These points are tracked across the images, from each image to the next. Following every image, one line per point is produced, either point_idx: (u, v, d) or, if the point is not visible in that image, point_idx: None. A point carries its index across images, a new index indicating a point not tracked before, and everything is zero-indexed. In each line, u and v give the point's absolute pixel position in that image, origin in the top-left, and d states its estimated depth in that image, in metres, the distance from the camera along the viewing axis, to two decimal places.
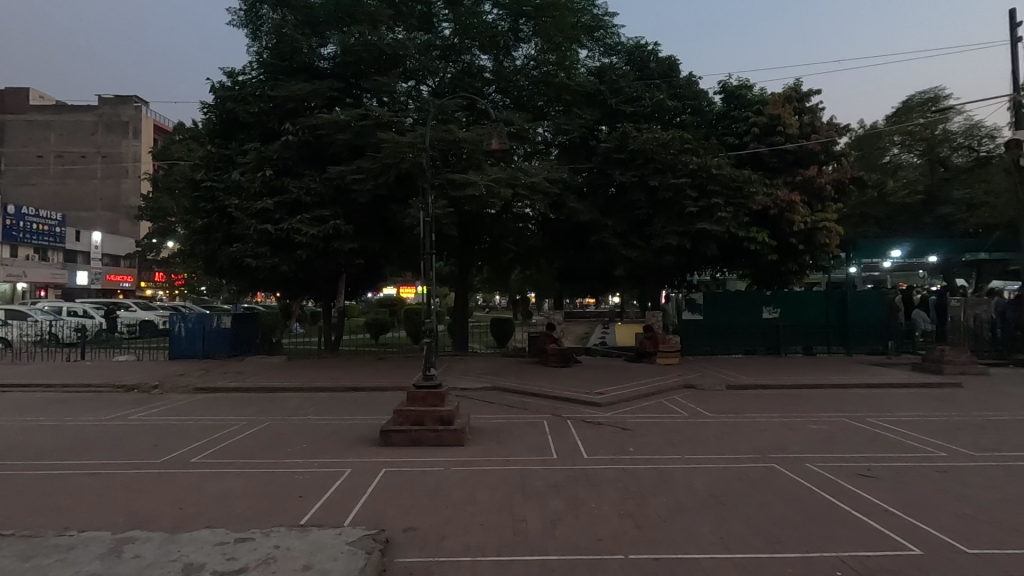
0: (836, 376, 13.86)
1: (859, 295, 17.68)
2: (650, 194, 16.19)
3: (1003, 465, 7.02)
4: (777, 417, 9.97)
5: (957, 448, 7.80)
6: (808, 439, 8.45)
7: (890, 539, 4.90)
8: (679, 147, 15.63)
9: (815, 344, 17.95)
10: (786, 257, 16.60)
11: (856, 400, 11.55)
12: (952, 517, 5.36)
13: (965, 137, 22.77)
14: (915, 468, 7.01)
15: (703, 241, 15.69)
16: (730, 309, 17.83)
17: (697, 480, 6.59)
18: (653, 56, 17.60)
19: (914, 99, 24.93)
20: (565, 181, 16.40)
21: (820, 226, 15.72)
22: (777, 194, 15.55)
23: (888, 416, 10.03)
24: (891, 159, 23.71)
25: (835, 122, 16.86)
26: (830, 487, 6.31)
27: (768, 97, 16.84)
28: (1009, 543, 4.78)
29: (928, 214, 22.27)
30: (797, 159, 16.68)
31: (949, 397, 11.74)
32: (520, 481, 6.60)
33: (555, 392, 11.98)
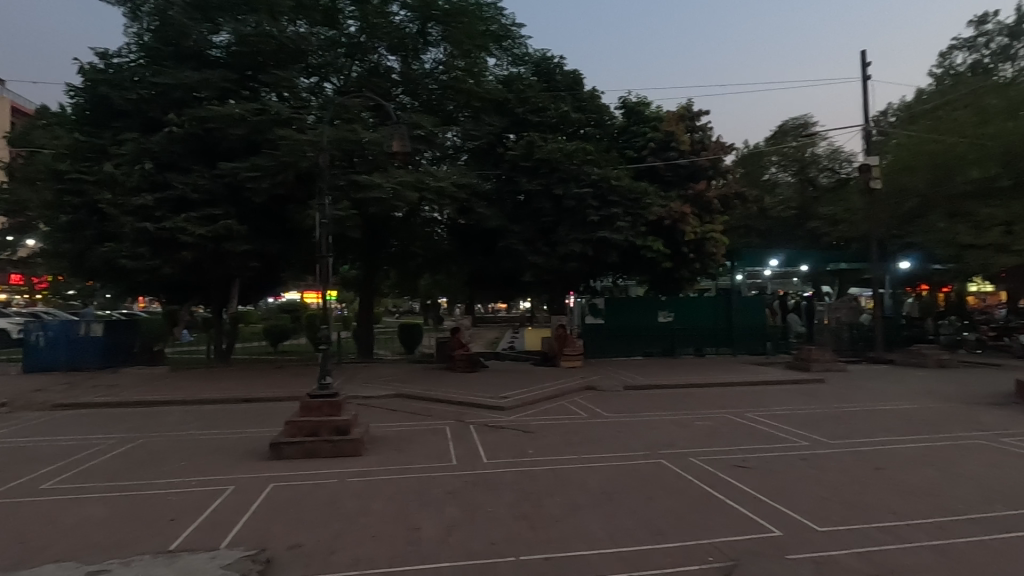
0: (722, 375, 14.99)
1: (741, 300, 19.30)
2: (556, 203, 16.64)
3: (852, 450, 7.93)
4: (668, 415, 10.61)
5: (816, 437, 8.73)
6: (694, 435, 9.05)
7: (755, 524, 5.38)
8: (583, 158, 16.22)
9: (705, 346, 19.30)
10: (679, 265, 17.66)
11: (738, 397, 12.54)
12: (809, 500, 5.96)
13: (829, 160, 25.74)
14: (782, 456, 7.74)
15: (605, 249, 16.37)
16: (629, 313, 18.77)
17: (591, 479, 6.84)
18: (558, 69, 18.25)
19: (788, 123, 27.87)
20: (473, 187, 16.47)
21: (708, 236, 16.95)
22: (671, 206, 16.62)
23: (765, 411, 11.00)
24: (770, 177, 26.66)
25: (721, 141, 18.25)
26: (709, 478, 6.80)
27: (663, 114, 17.99)
28: (852, 520, 5.40)
29: (801, 228, 24.98)
30: (689, 173, 17.83)
31: (814, 392, 13.10)
32: (418, 489, 6.50)
33: (460, 397, 11.95)
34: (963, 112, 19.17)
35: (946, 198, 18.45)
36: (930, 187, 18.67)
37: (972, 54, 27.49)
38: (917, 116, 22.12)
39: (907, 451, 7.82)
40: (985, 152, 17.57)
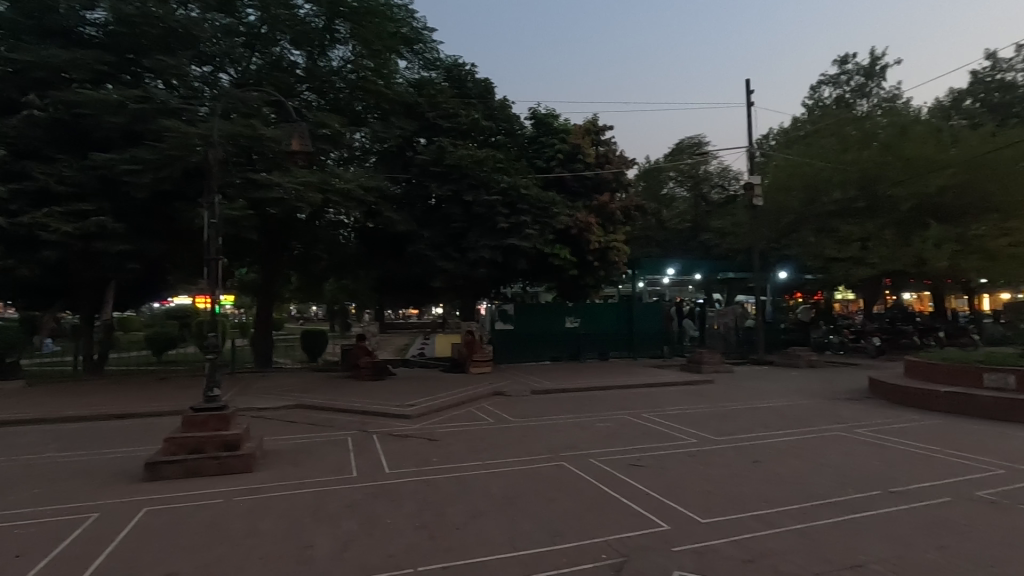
0: (623, 378, 15.71)
1: (642, 307, 20.40)
2: (466, 209, 16.68)
3: (734, 446, 8.61)
4: (571, 418, 10.93)
5: (704, 435, 9.41)
6: (594, 437, 9.40)
7: (646, 520, 5.67)
8: (493, 166, 16.38)
9: (608, 350, 20.14)
10: (585, 273, 18.22)
11: (636, 398, 13.21)
12: (695, 494, 6.39)
13: (719, 178, 27.96)
14: (673, 454, 8.25)
15: (513, 256, 16.59)
16: (538, 319, 19.19)
17: (494, 484, 6.88)
18: (469, 76, 18.34)
19: (684, 142, 29.97)
20: (382, 191, 16.10)
21: (611, 245, 17.71)
22: (577, 216, 17.13)
23: (660, 411, 11.69)
24: (667, 192, 28.54)
25: (624, 155, 19.20)
26: (607, 477, 7.09)
27: (570, 127, 18.63)
28: (731, 511, 5.85)
29: (694, 239, 26.89)
30: (594, 185, 18.54)
31: (703, 392, 14.13)
32: (313, 505, 6.19)
33: (364, 406, 11.58)
34: (828, 140, 21.64)
35: (815, 215, 20.66)
36: (802, 205, 20.83)
37: (836, 89, 31.06)
38: (792, 141, 24.60)
39: (781, 444, 8.62)
40: (845, 176, 19.95)
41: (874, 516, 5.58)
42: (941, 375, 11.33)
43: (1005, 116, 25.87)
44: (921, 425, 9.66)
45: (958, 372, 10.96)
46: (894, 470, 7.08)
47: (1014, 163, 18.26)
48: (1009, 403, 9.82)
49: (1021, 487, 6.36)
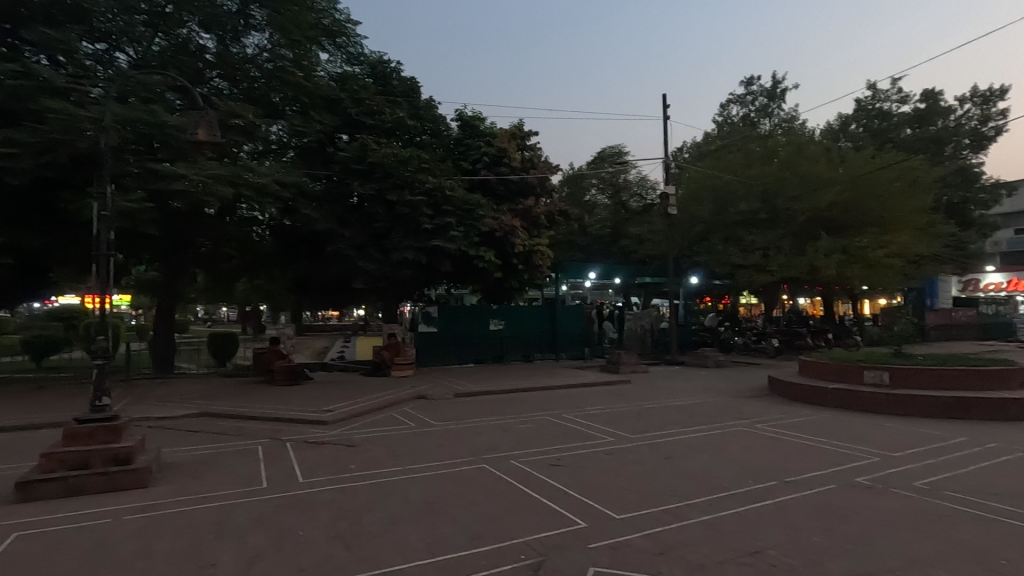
0: (545, 380, 15.97)
1: (564, 310, 20.87)
2: (389, 209, 16.34)
3: (648, 443, 9.00)
4: (494, 420, 10.97)
5: (621, 433, 9.76)
6: (516, 438, 9.48)
7: (563, 518, 5.79)
8: (417, 166, 16.13)
9: (532, 352, 20.43)
10: (509, 275, 18.32)
11: (559, 399, 13.49)
12: (610, 491, 6.61)
13: (637, 187, 29.19)
14: (591, 453, 8.49)
15: (438, 258, 16.38)
16: (462, 322, 19.11)
17: (414, 489, 6.76)
18: (395, 74, 17.96)
19: (605, 151, 31.11)
20: (300, 188, 15.41)
21: (535, 249, 17.94)
22: (502, 219, 17.14)
23: (580, 411, 12.00)
24: (590, 199, 29.54)
25: (548, 161, 19.53)
26: (527, 478, 7.17)
27: (497, 131, 18.72)
28: (643, 506, 6.10)
29: (614, 245, 27.91)
30: (519, 189, 18.68)
31: (620, 392, 14.68)
32: (217, 521, 5.78)
33: (277, 413, 10.99)
34: (735, 155, 23.25)
35: (723, 225, 22.10)
36: (712, 215, 22.24)
37: (743, 108, 33.39)
38: (704, 154, 26.19)
39: (691, 440, 9.11)
40: (749, 189, 21.52)
41: (770, 504, 6.03)
42: (829, 373, 12.45)
43: (883, 141, 28.95)
44: (812, 419, 10.56)
45: (843, 370, 12.08)
46: (789, 461, 7.68)
47: (890, 184, 20.48)
48: (886, 398, 10.95)
49: (892, 472, 7.12)
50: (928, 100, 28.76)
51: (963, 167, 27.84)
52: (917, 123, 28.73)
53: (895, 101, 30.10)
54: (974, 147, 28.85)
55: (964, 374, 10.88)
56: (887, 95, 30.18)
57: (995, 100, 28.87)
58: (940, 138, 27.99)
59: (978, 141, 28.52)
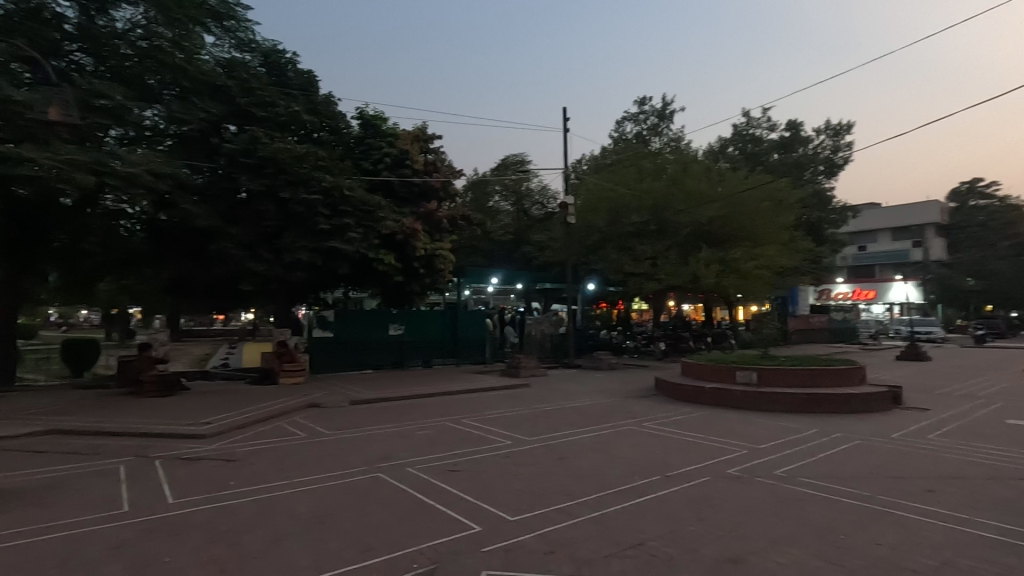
0: (446, 385, 15.85)
1: (466, 314, 20.90)
2: (282, 206, 15.44)
3: (544, 444, 9.24)
4: (391, 428, 10.69)
5: (518, 436, 9.93)
6: (413, 445, 9.31)
7: (458, 523, 5.77)
8: (313, 163, 15.40)
9: (432, 357, 20.21)
10: (410, 279, 18.00)
11: (458, 404, 13.44)
12: (506, 494, 6.69)
13: (539, 195, 29.90)
14: (488, 456, 8.56)
15: (334, 260, 15.72)
16: (360, 327, 18.48)
17: (301, 503, 6.40)
18: (289, 66, 17.06)
19: (509, 159, 31.71)
20: (178, 180, 14.09)
21: (437, 253, 17.76)
22: (404, 221, 16.77)
23: (479, 415, 12.04)
24: (493, 205, 30.00)
25: (452, 165, 19.47)
26: (423, 486, 7.06)
27: (399, 132, 18.35)
28: (537, 507, 6.24)
29: (516, 251, 28.44)
30: (422, 192, 18.40)
31: (520, 395, 14.94)
32: (62, 552, 5.08)
33: (145, 427, 9.93)
34: (629, 170, 24.71)
35: (617, 234, 23.35)
36: (608, 225, 23.44)
37: (637, 125, 35.54)
38: (601, 167, 27.53)
39: (583, 440, 9.48)
40: (640, 202, 22.95)
41: (653, 498, 6.42)
42: (708, 374, 13.54)
43: (755, 164, 32.20)
44: (691, 416, 11.42)
45: (719, 371, 13.21)
46: (670, 457, 8.24)
47: (759, 203, 22.79)
48: (755, 396, 12.10)
49: (756, 462, 7.89)
50: (792, 129, 32.39)
51: (818, 190, 31.63)
52: (783, 149, 32.26)
53: (765, 129, 33.53)
54: (827, 174, 32.87)
55: (817, 372, 12.33)
56: (759, 123, 33.55)
57: (844, 133, 33.13)
58: (800, 164, 31.60)
59: (830, 168, 32.53)
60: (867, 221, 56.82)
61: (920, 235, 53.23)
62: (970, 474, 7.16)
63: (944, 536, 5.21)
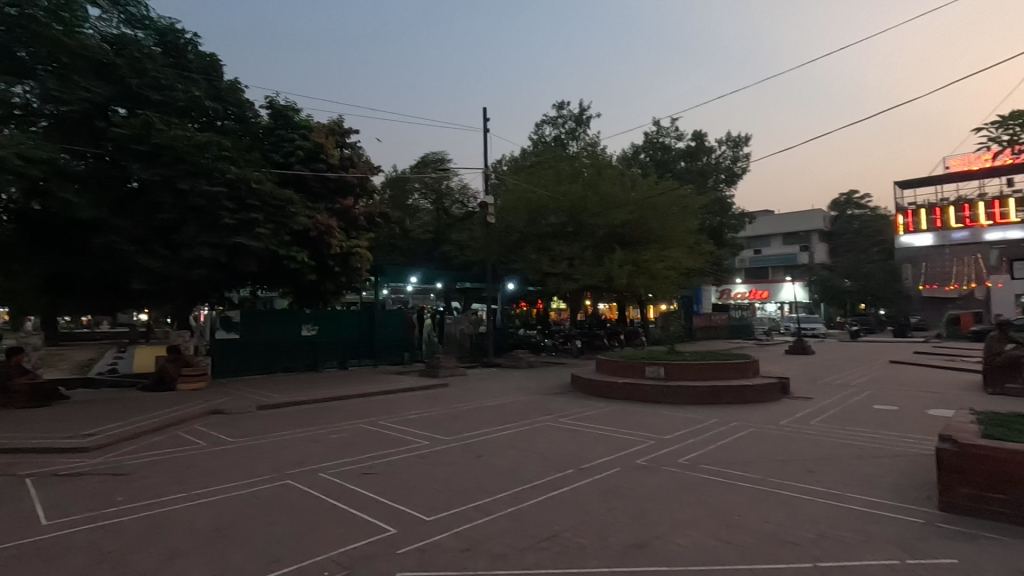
0: (362, 386, 15.40)
1: (383, 314, 20.44)
2: (180, 198, 14.33)
3: (462, 443, 9.25)
4: (303, 432, 10.25)
5: (436, 436, 9.87)
6: (326, 449, 8.98)
7: (373, 527, 5.65)
8: (216, 153, 14.38)
9: (348, 358, 19.59)
10: (324, 277, 17.33)
11: (375, 406, 13.12)
12: (423, 494, 6.64)
13: (459, 195, 29.63)
14: (405, 458, 8.43)
15: (240, 257, 14.78)
16: (269, 328, 17.53)
17: (202, 516, 5.99)
18: (189, 47, 15.86)
19: (429, 156, 31.38)
20: (55, 166, 12.59)
21: (354, 251, 17.21)
22: (318, 217, 16.06)
23: (397, 416, 11.82)
24: (413, 203, 29.58)
25: (369, 161, 18.90)
26: (335, 491, 6.84)
27: (313, 124, 17.54)
28: (454, 505, 6.24)
29: (436, 250, 28.17)
30: (337, 188, 17.74)
31: (438, 395, 14.83)
32: None
33: (13, 442, 8.84)
34: (547, 172, 25.27)
35: (536, 235, 23.80)
36: (527, 226, 23.83)
37: (556, 129, 36.34)
38: (521, 169, 27.93)
39: (502, 438, 9.59)
40: (558, 204, 23.54)
41: (566, 491, 6.63)
42: (620, 370, 14.16)
43: (664, 171, 34.05)
44: (604, 411, 11.88)
45: (630, 366, 13.85)
46: (585, 451, 8.55)
47: (667, 207, 24.11)
48: (662, 390, 12.80)
49: (662, 452, 8.37)
50: (697, 140, 34.55)
51: (720, 197, 33.97)
52: (689, 157, 34.35)
53: (673, 138, 35.52)
54: (728, 182, 35.35)
55: (717, 366, 13.26)
56: (668, 132, 35.48)
57: (742, 145, 35.81)
58: (704, 172, 33.82)
59: (730, 177, 35.04)
60: (762, 227, 61.76)
61: (806, 240, 58.64)
62: (843, 455, 8.04)
63: (821, 511, 5.80)
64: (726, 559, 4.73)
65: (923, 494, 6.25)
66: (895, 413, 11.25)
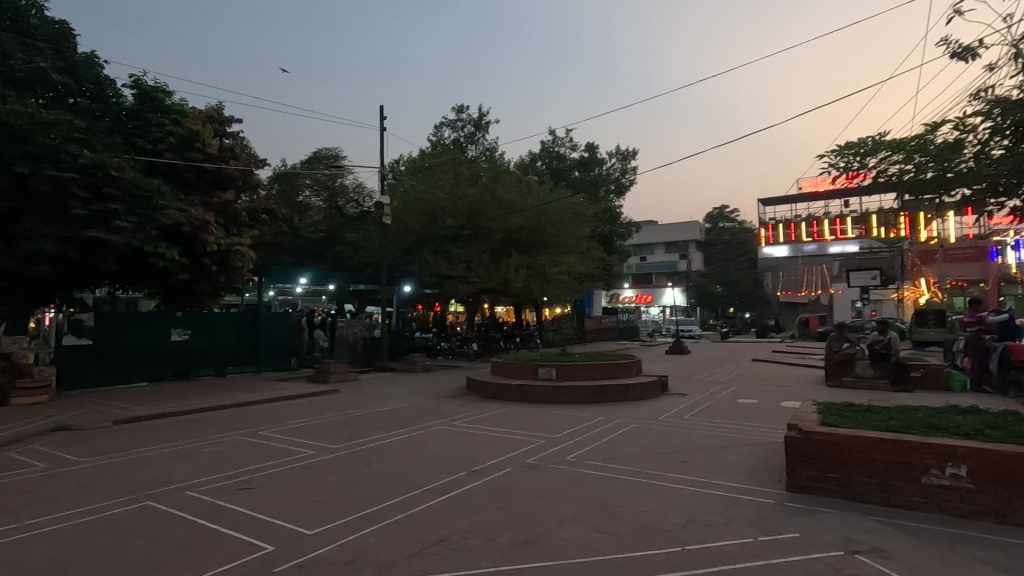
0: (242, 395, 14.32)
1: (266, 316, 19.21)
2: (18, 183, 12.54)
3: (350, 451, 8.90)
4: (170, 447, 9.30)
5: (323, 444, 9.41)
6: (197, 464, 8.22)
7: (247, 545, 5.26)
8: (65, 134, 12.81)
9: (226, 365, 18.09)
10: (200, 278, 15.84)
11: (257, 415, 12.24)
12: (305, 507, 6.30)
13: (354, 193, 28.74)
14: (287, 469, 7.94)
15: (95, 253, 13.14)
16: (130, 332, 15.78)
17: (37, 549, 5.21)
18: (32, 11, 14.07)
19: (321, 152, 29.96)
20: None
21: (234, 249, 15.59)
22: (191, 212, 14.47)
23: (280, 426, 11.11)
24: (303, 200, 28.07)
25: (253, 154, 17.52)
26: (205, 509, 6.26)
27: (188, 109, 15.92)
28: (339, 516, 5.98)
29: (328, 250, 26.96)
30: (215, 180, 16.33)
31: (327, 401, 14.18)
32: None
33: None
34: (445, 174, 25.15)
35: (433, 238, 23.63)
36: (424, 228, 23.58)
37: (455, 132, 36.34)
38: (419, 170, 27.54)
39: (394, 444, 9.38)
40: (455, 207, 23.57)
41: (458, 494, 6.62)
42: (514, 372, 14.44)
43: (559, 179, 35.37)
44: (498, 413, 12.05)
45: (523, 368, 14.18)
46: (477, 452, 8.61)
47: (562, 214, 25.00)
48: (553, 390, 13.22)
49: (552, 451, 8.65)
50: (589, 151, 36.23)
51: (610, 207, 35.93)
52: (583, 167, 35.94)
53: (568, 148, 36.92)
54: (618, 194, 37.42)
55: (605, 367, 13.95)
56: (563, 142, 36.80)
57: (630, 159, 38.06)
58: (596, 182, 35.62)
59: (619, 188, 37.07)
60: (646, 236, 66.07)
61: (684, 249, 63.66)
62: (711, 445, 8.82)
63: (690, 498, 6.32)
64: (605, 550, 4.98)
65: (774, 477, 7.04)
66: (756, 406, 12.54)
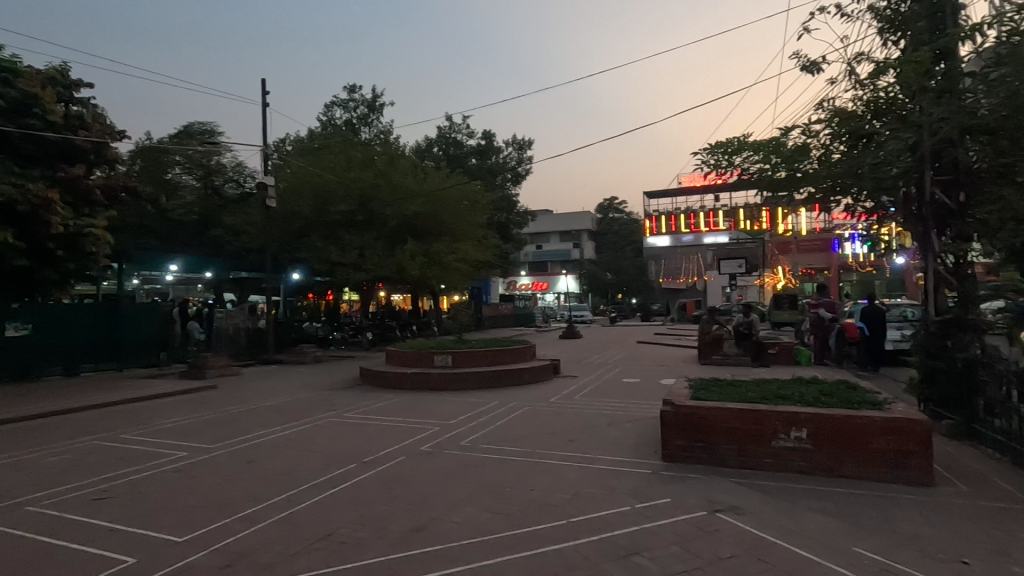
0: (100, 395, 12.78)
1: (130, 307, 17.14)
2: None
3: (228, 450, 8.31)
4: (5, 459, 8.09)
5: (197, 445, 8.69)
6: (40, 476, 7.24)
7: (105, 560, 4.74)
8: None
9: (79, 363, 16.02)
10: (42, 264, 13.68)
11: (117, 417, 11.01)
12: (175, 513, 5.80)
13: (233, 172, 26.17)
14: (153, 474, 7.24)
15: None
16: None
17: None
18: None
19: (194, 125, 27.18)
20: None
21: (86, 231, 13.71)
22: (30, 187, 12.54)
23: (147, 427, 10.09)
24: (172, 178, 25.31)
25: (108, 123, 15.42)
26: (51, 525, 5.54)
27: (21, 68, 13.70)
28: (214, 519, 5.58)
29: (203, 234, 24.74)
30: (60, 152, 14.25)
31: (203, 399, 13.08)
32: None
33: None
34: (336, 156, 24.01)
35: (323, 223, 22.63)
36: (313, 212, 22.50)
37: (346, 113, 34.77)
38: (307, 150, 26.02)
39: (278, 439, 8.90)
40: (347, 191, 22.65)
41: (347, 486, 6.44)
42: (409, 360, 14.27)
43: (456, 166, 35.22)
44: (392, 402, 11.85)
45: (418, 356, 14.05)
46: (369, 443, 8.42)
47: (457, 201, 24.87)
48: (449, 377, 13.24)
49: (446, 437, 8.69)
50: (486, 139, 36.36)
51: (506, 195, 36.40)
52: (480, 155, 36.00)
53: (464, 135, 36.76)
54: (514, 182, 37.97)
55: (500, 352, 14.20)
56: (459, 129, 36.57)
57: (526, 149, 38.70)
58: (493, 170, 35.82)
59: (515, 177, 37.58)
60: (541, 225, 67.64)
61: (577, 238, 66.00)
62: (597, 423, 9.36)
63: (575, 473, 6.68)
64: (494, 529, 5.11)
65: (651, 449, 7.64)
66: (638, 385, 13.45)
